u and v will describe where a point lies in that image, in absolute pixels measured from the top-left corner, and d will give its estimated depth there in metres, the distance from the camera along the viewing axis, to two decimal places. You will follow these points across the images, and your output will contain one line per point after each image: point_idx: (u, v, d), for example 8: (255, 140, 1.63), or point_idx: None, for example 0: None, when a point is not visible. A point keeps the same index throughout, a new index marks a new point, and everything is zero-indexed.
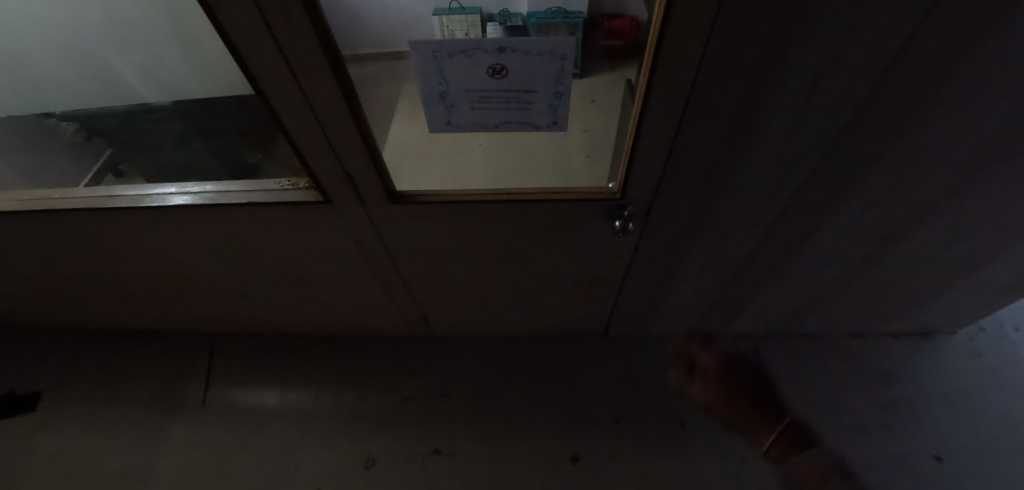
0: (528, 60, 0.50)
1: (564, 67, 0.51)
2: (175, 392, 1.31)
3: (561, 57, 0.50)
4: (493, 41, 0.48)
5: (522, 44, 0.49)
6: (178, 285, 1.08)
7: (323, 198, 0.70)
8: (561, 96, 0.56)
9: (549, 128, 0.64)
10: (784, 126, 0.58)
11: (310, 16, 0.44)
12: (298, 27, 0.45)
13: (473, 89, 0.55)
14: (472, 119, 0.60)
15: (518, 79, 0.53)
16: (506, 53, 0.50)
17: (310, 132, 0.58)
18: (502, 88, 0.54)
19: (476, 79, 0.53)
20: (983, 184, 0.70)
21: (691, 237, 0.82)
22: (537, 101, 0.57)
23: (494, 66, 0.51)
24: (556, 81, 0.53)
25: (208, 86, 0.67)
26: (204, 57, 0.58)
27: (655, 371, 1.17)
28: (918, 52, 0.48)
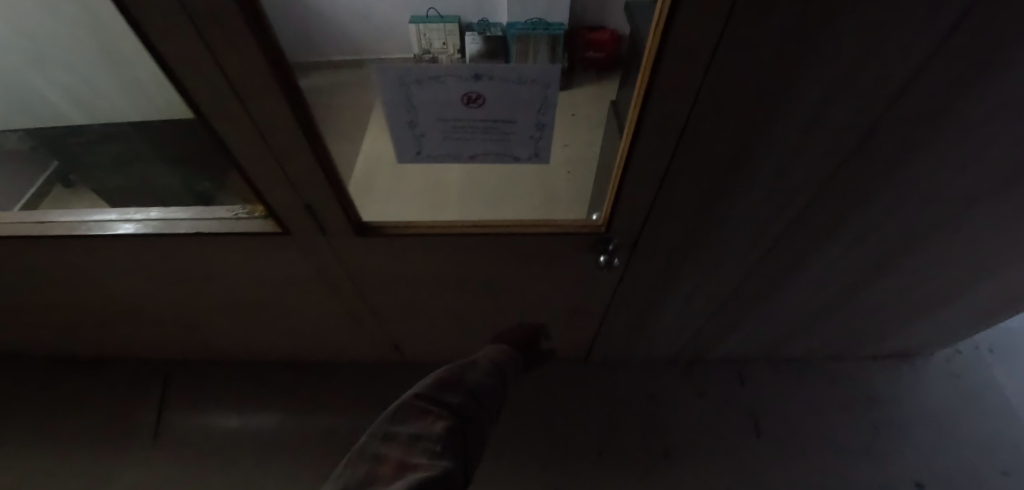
0: (508, 88, 0.45)
1: (548, 95, 0.47)
2: (119, 426, 1.20)
3: (544, 85, 0.45)
4: (469, 66, 0.43)
5: (501, 71, 0.44)
6: (121, 313, 0.98)
7: (281, 229, 0.64)
8: (545, 127, 0.51)
9: (530, 160, 0.59)
10: (779, 160, 0.55)
11: (257, 34, 0.38)
12: (244, 47, 0.39)
13: (447, 118, 0.49)
14: (445, 150, 0.55)
15: (496, 110, 0.48)
16: (482, 81, 0.44)
17: (261, 160, 0.52)
18: (478, 118, 0.49)
19: (450, 108, 0.48)
20: (967, 218, 0.69)
21: (677, 266, 0.79)
22: (518, 133, 0.52)
23: (469, 94, 0.46)
24: (538, 112, 0.49)
25: (143, 108, 0.58)
26: (133, 77, 0.52)
27: (638, 398, 1.13)
28: (919, 91, 0.46)
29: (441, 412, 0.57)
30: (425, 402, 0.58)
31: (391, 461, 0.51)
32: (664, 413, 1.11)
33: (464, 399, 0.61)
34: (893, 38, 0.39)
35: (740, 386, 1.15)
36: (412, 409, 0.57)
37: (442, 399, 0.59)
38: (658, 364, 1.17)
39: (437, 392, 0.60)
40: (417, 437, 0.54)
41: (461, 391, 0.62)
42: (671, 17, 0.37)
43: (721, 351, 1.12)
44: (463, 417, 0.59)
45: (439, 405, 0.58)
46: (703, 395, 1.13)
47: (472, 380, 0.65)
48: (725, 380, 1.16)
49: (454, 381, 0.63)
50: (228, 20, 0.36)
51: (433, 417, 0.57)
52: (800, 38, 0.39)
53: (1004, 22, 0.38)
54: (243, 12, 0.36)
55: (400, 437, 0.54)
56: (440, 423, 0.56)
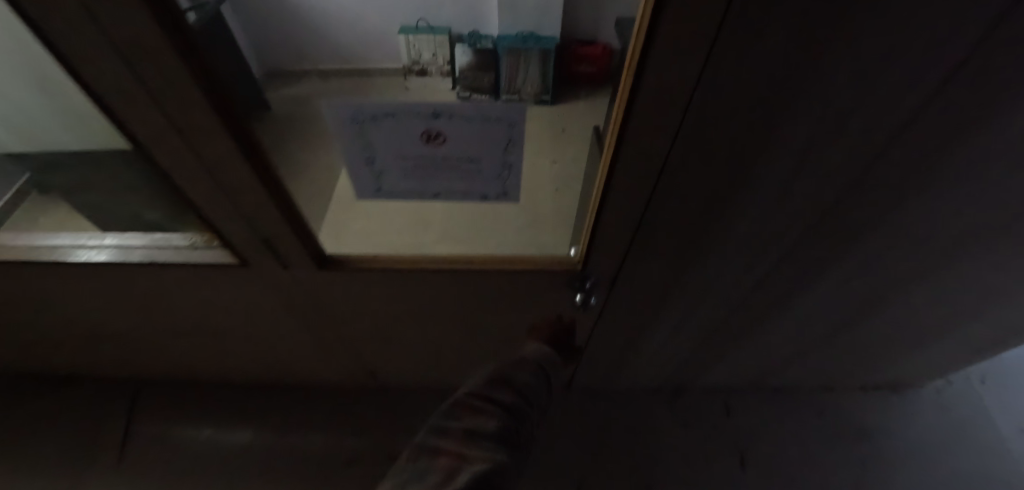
0: (470, 127, 0.42)
1: (514, 135, 0.43)
2: (82, 448, 1.15)
3: (508, 125, 0.42)
4: (427, 103, 0.40)
5: (462, 109, 0.41)
6: (83, 332, 0.94)
7: (239, 260, 0.62)
8: (512, 165, 0.48)
9: (500, 198, 0.56)
10: (765, 198, 0.53)
11: (192, 69, 0.35)
12: (179, 81, 0.36)
13: (407, 156, 0.46)
14: (407, 187, 0.52)
15: (458, 149, 0.45)
16: (442, 119, 0.41)
17: (206, 193, 0.49)
18: (440, 155, 0.46)
19: (409, 147, 0.45)
20: (957, 254, 0.67)
21: (661, 298, 0.76)
22: (484, 172, 0.49)
23: (428, 133, 0.42)
24: (504, 152, 0.46)
25: (80, 141, 0.55)
26: (64, 116, 0.51)
27: (621, 428, 1.10)
28: (910, 132, 0.44)
29: (494, 410, 0.60)
30: (480, 400, 0.62)
31: (448, 452, 0.57)
32: (647, 444, 1.08)
33: (517, 397, 0.63)
34: (881, 78, 0.37)
35: (726, 417, 1.11)
36: (466, 407, 0.62)
37: (496, 396, 0.62)
38: (643, 393, 1.14)
39: (490, 389, 0.63)
40: (471, 433, 0.58)
41: (516, 386, 0.64)
42: (645, 54, 0.35)
43: (708, 380, 1.09)
44: (516, 414, 0.61)
45: (492, 403, 0.61)
46: (688, 426, 1.10)
47: (526, 373, 0.66)
48: (711, 410, 1.12)
49: (508, 377, 0.65)
50: (161, 54, 0.33)
51: (486, 415, 0.60)
52: (785, 77, 0.37)
53: (998, 63, 0.36)
54: (173, 45, 0.33)
55: (456, 431, 0.59)
56: (492, 422, 0.59)
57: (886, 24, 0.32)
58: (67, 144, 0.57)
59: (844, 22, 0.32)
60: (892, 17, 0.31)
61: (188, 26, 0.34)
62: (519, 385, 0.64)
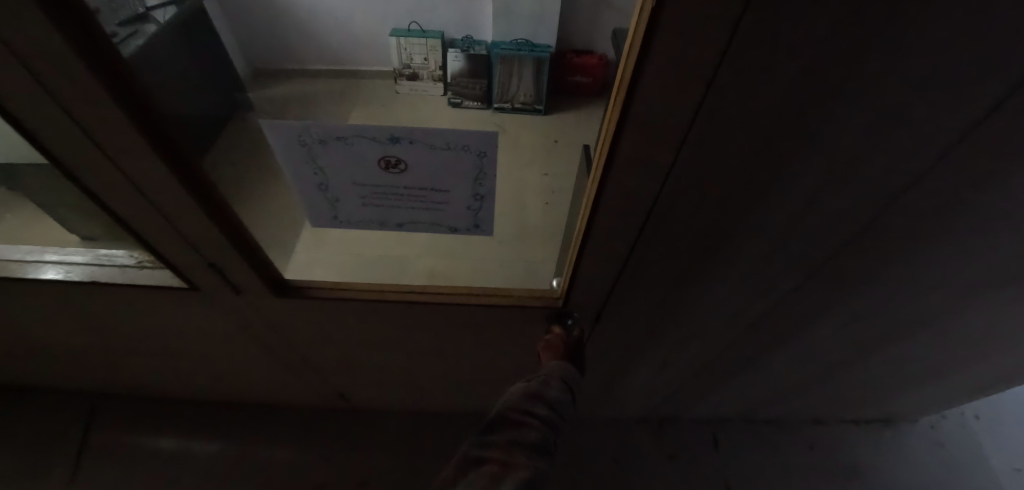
0: (435, 154, 0.45)
1: (484, 165, 0.46)
2: (31, 465, 1.07)
3: (477, 153, 0.44)
4: (385, 129, 0.42)
5: (429, 137, 0.43)
6: (31, 345, 0.87)
7: (187, 284, 0.58)
8: (481, 196, 0.52)
9: (472, 230, 0.61)
10: (764, 237, 0.49)
11: (118, 95, 0.34)
12: (104, 105, 0.34)
13: (362, 184, 0.49)
14: (363, 215, 0.56)
15: (423, 174, 0.47)
16: (403, 144, 0.43)
17: (141, 213, 0.46)
18: (398, 182, 0.49)
19: (359, 171, 0.48)
20: (962, 296, 0.64)
21: (650, 330, 0.72)
22: (453, 198, 0.52)
23: (386, 158, 0.45)
24: (474, 182, 0.49)
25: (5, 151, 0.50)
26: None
27: (605, 457, 1.04)
28: (923, 177, 0.41)
29: (537, 422, 0.48)
30: (517, 413, 0.49)
31: (492, 467, 0.44)
32: (633, 477, 1.02)
33: (555, 410, 0.51)
34: (898, 112, 0.33)
35: (715, 450, 1.07)
36: (504, 421, 0.49)
37: (533, 408, 0.50)
38: (629, 422, 1.09)
39: (525, 401, 0.51)
40: (515, 448, 0.46)
41: (550, 398, 0.52)
42: (636, 84, 0.31)
43: (697, 410, 1.04)
44: (555, 427, 0.49)
45: (532, 415, 0.49)
46: (676, 459, 1.05)
47: (557, 384, 0.54)
48: (700, 441, 1.08)
49: (542, 388, 0.53)
50: (82, 76, 0.32)
51: (530, 426, 0.48)
52: (793, 108, 0.33)
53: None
54: (96, 71, 0.32)
55: (499, 444, 0.46)
56: (535, 436, 0.47)
57: (908, 51, 0.28)
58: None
59: (863, 48, 0.28)
60: (915, 50, 0.28)
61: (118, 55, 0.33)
62: (553, 396, 0.52)
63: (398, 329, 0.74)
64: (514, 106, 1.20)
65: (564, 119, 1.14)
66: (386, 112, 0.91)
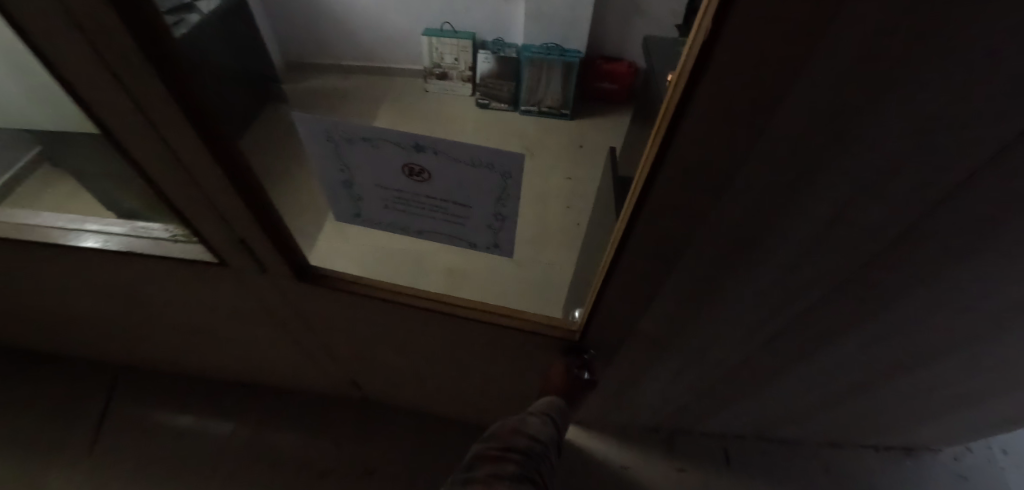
0: (458, 166, 0.46)
1: (507, 185, 0.48)
2: (56, 430, 1.11)
3: (502, 172, 0.46)
4: (411, 137, 0.45)
5: (451, 149, 0.45)
6: (66, 314, 0.92)
7: (217, 259, 0.60)
8: (504, 217, 0.54)
9: (491, 249, 0.62)
10: (789, 257, 0.49)
11: (159, 66, 0.35)
12: (146, 74, 0.35)
13: (386, 186, 0.53)
14: (382, 216, 0.59)
15: (445, 182, 0.49)
16: (426, 153, 0.45)
17: (181, 188, 0.48)
18: (419, 188, 0.51)
19: (380, 173, 0.51)
20: (997, 325, 0.61)
21: (666, 342, 0.71)
22: (473, 212, 0.53)
23: (410, 166, 0.48)
24: (497, 199, 0.50)
25: (67, 119, 0.53)
26: (39, 90, 0.49)
27: (610, 466, 1.03)
28: (962, 205, 0.39)
29: (516, 455, 0.50)
30: (496, 449, 0.51)
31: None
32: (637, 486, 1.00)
33: (536, 441, 0.53)
34: (954, 131, 0.31)
35: (725, 466, 1.04)
36: (484, 456, 0.50)
37: (514, 442, 0.52)
38: (638, 432, 1.07)
39: (506, 436, 0.53)
40: (497, 479, 0.47)
41: (531, 431, 0.55)
42: (685, 104, 0.30)
43: (709, 424, 1.02)
44: (537, 456, 0.52)
45: (511, 449, 0.51)
46: (683, 472, 1.03)
47: (538, 416, 0.58)
48: (710, 457, 1.05)
49: (522, 423, 0.55)
50: (125, 47, 0.33)
51: (509, 460, 0.50)
52: (845, 123, 0.31)
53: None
54: (141, 41, 0.33)
55: (479, 476, 0.48)
56: (515, 467, 0.49)
57: (979, 66, 0.26)
58: (60, 122, 0.55)
59: (931, 60, 0.26)
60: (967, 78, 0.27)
61: (162, 25, 0.34)
62: (535, 428, 0.55)
63: (412, 331, 0.75)
64: (539, 109, 1.21)
65: (590, 124, 1.15)
66: (414, 110, 0.93)
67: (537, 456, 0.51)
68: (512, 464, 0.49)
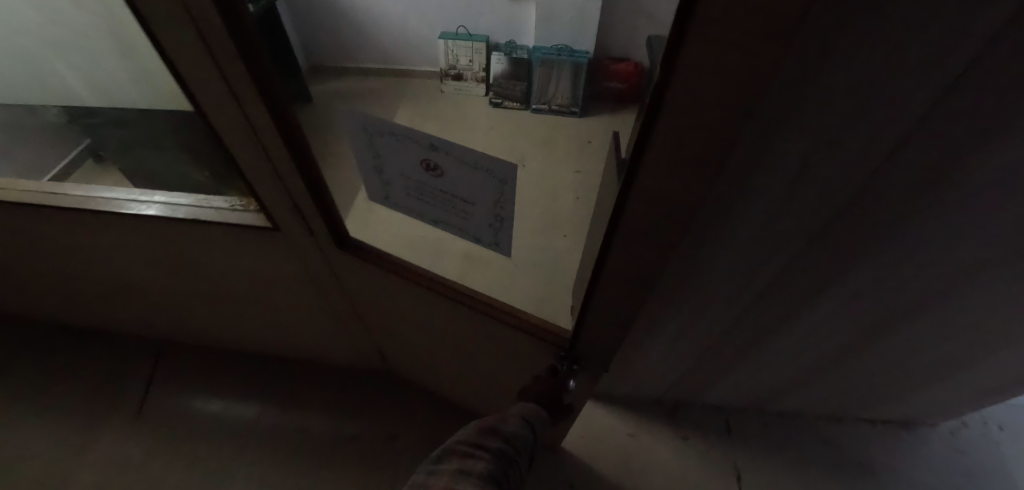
0: (465, 170, 0.55)
1: (504, 191, 0.57)
2: (108, 398, 1.23)
3: (501, 179, 0.55)
4: (428, 138, 0.53)
5: (461, 154, 0.54)
6: (124, 288, 1.02)
7: (271, 223, 0.69)
8: (501, 219, 0.63)
9: (490, 245, 0.71)
10: (764, 214, 0.56)
11: (246, 53, 0.43)
12: (235, 60, 0.44)
13: (409, 176, 0.61)
14: (405, 202, 0.68)
15: (455, 181, 0.58)
16: (441, 153, 0.54)
17: (252, 157, 0.57)
18: (435, 182, 0.60)
19: (404, 165, 0.60)
20: (970, 289, 0.66)
21: (664, 303, 0.79)
22: (477, 211, 0.62)
23: (427, 162, 0.56)
24: (496, 202, 0.59)
25: (155, 97, 0.62)
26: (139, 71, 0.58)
27: (618, 435, 1.09)
28: (906, 160, 0.46)
29: (487, 453, 0.43)
30: (466, 445, 0.43)
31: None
32: (643, 452, 1.07)
33: (509, 444, 0.47)
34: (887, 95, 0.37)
35: (726, 436, 1.10)
36: (451, 452, 0.43)
37: (485, 441, 0.45)
38: (643, 403, 1.14)
39: (476, 435, 0.46)
40: (465, 475, 0.39)
41: (505, 432, 0.48)
42: None
43: (710, 395, 1.09)
44: (509, 460, 0.44)
45: (481, 447, 0.43)
46: (686, 441, 1.09)
47: (514, 420, 0.53)
48: (712, 427, 1.11)
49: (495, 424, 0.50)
50: (226, 45, 0.42)
51: (479, 458, 0.42)
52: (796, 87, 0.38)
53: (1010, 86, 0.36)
54: (234, 33, 0.41)
55: (444, 473, 0.39)
56: (486, 465, 0.41)
57: (892, 38, 0.33)
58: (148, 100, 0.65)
59: (853, 37, 0.32)
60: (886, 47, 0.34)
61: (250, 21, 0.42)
62: (509, 431, 0.49)
63: (428, 310, 0.82)
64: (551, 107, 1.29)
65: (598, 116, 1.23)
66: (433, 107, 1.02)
67: (511, 458, 0.45)
68: (483, 461, 0.41)
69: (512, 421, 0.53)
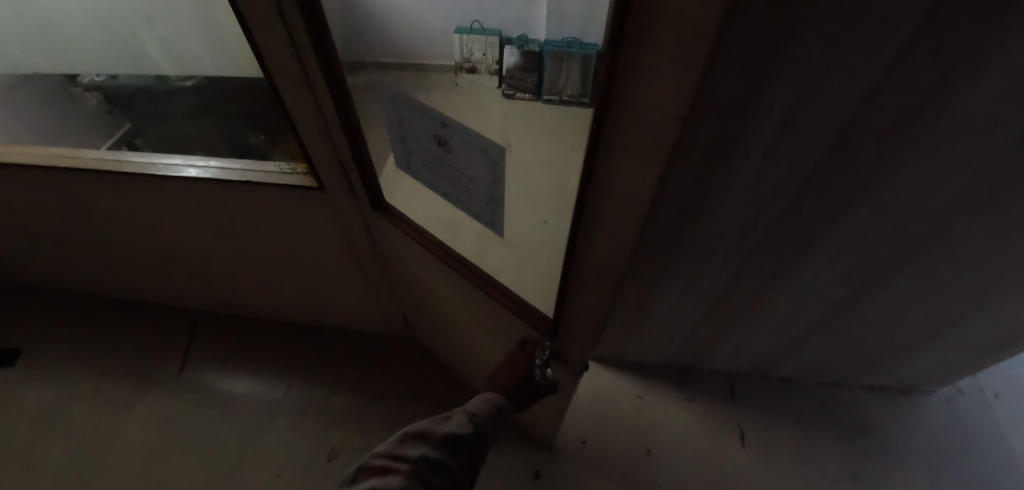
0: (467, 148, 0.59)
1: (497, 171, 0.61)
2: (152, 364, 1.32)
3: (493, 159, 0.59)
4: (441, 116, 0.58)
5: (464, 133, 0.58)
6: (172, 255, 1.12)
7: (317, 184, 0.78)
8: (496, 199, 0.67)
9: (489, 226, 0.74)
10: (757, 170, 0.62)
11: (311, 21, 0.51)
12: (301, 26, 0.51)
13: (425, 149, 0.66)
14: (423, 173, 0.72)
15: (460, 157, 0.62)
16: (450, 130, 0.59)
17: (309, 117, 0.66)
18: (445, 156, 0.64)
19: (421, 137, 0.64)
20: (953, 245, 0.72)
21: (669, 262, 0.85)
22: (477, 189, 0.66)
23: (439, 137, 0.61)
24: (491, 182, 0.63)
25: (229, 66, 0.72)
26: (220, 41, 0.67)
27: (627, 397, 1.16)
28: (881, 112, 0.52)
29: (406, 465, 0.44)
30: (386, 459, 0.45)
31: None
32: (650, 413, 1.14)
33: (437, 449, 0.48)
34: (860, 55, 0.43)
35: (729, 400, 1.16)
36: (369, 468, 0.44)
37: (407, 451, 0.46)
38: (651, 369, 1.21)
39: (399, 444, 0.47)
40: None
41: (435, 436, 0.49)
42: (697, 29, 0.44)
43: (714, 360, 1.15)
44: (434, 467, 0.46)
45: (402, 458, 0.45)
46: (692, 402, 1.15)
47: (453, 420, 0.53)
48: (716, 391, 1.18)
49: (437, 422, 0.52)
50: (296, 14, 0.50)
51: (395, 473, 0.43)
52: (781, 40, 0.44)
53: (966, 42, 0.41)
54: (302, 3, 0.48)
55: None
56: (401, 479, 0.42)
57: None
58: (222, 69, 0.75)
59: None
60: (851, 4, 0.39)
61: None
62: (442, 433, 0.50)
63: (443, 283, 0.86)
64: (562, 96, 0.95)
65: None
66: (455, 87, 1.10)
67: (435, 466, 0.46)
68: (399, 474, 0.43)
69: (451, 422, 0.53)
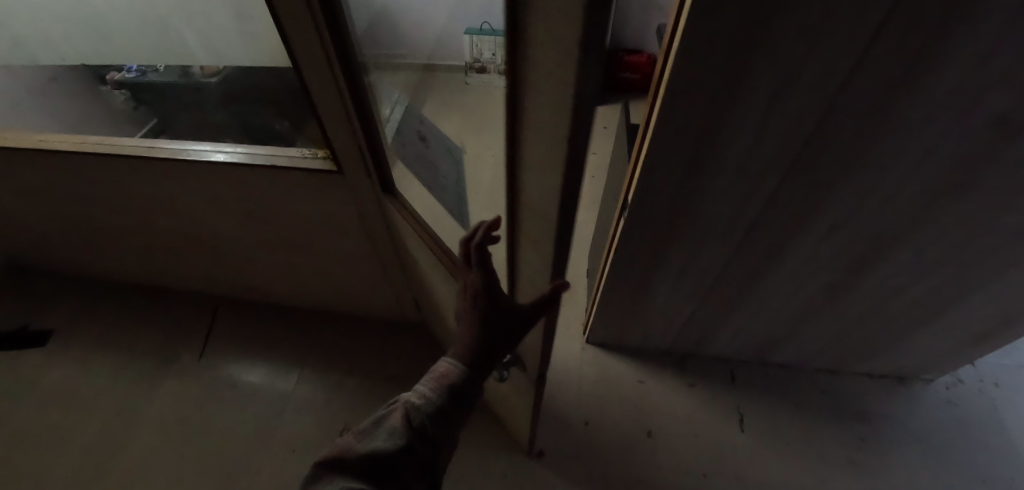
0: (438, 142, 0.69)
1: (459, 168, 0.68)
2: (174, 345, 1.39)
3: (454, 153, 0.67)
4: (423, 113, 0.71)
5: (436, 128, 0.69)
6: (197, 240, 1.18)
7: (337, 168, 0.83)
8: (461, 196, 0.73)
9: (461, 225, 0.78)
10: (746, 150, 0.66)
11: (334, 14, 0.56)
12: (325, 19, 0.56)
13: (412, 145, 0.77)
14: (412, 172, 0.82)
15: (435, 152, 0.72)
16: (426, 124, 0.71)
17: (330, 104, 0.71)
18: (425, 151, 0.74)
19: (410, 134, 0.76)
20: (940, 228, 0.74)
21: (667, 245, 0.89)
22: (448, 184, 0.74)
23: (421, 133, 0.73)
24: (456, 178, 0.70)
25: (259, 56, 0.77)
26: (254, 32, 0.73)
27: (630, 382, 1.20)
28: (858, 92, 0.55)
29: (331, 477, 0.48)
30: (321, 468, 0.49)
31: None
32: (652, 396, 1.17)
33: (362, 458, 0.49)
34: (837, 27, 0.47)
35: (729, 384, 1.20)
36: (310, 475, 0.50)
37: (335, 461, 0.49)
38: (652, 354, 1.25)
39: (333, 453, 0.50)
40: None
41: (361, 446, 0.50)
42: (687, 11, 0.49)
43: (714, 346, 1.20)
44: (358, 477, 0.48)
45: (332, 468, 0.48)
46: (692, 387, 1.19)
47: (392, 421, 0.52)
48: (716, 376, 1.21)
49: (367, 434, 0.51)
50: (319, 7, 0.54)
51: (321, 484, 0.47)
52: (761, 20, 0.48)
53: (933, 17, 0.45)
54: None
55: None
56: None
57: None
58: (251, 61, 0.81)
59: None
60: None
61: None
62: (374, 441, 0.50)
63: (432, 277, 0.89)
64: None
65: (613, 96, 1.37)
66: None
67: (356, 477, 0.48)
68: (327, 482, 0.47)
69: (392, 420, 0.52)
